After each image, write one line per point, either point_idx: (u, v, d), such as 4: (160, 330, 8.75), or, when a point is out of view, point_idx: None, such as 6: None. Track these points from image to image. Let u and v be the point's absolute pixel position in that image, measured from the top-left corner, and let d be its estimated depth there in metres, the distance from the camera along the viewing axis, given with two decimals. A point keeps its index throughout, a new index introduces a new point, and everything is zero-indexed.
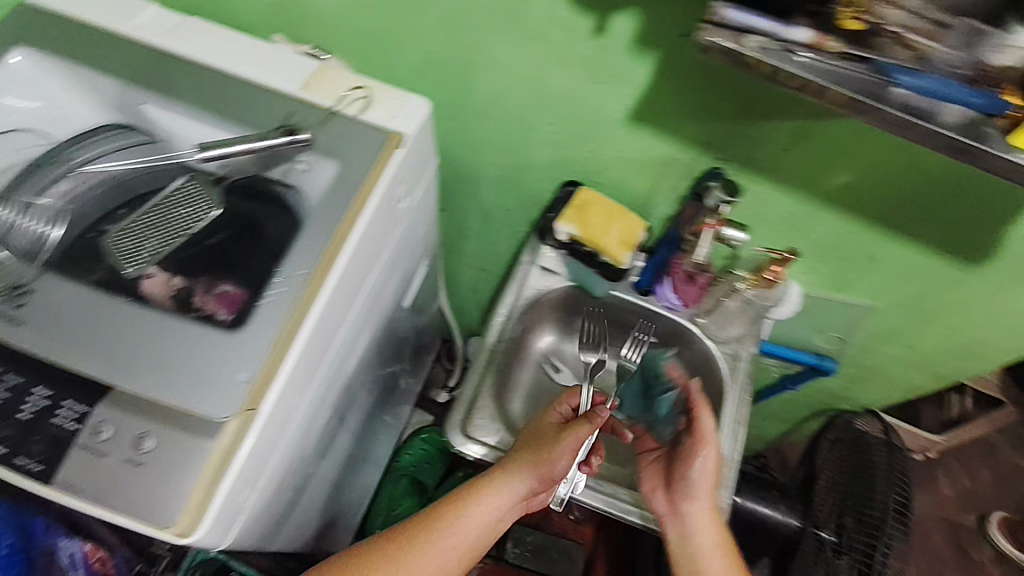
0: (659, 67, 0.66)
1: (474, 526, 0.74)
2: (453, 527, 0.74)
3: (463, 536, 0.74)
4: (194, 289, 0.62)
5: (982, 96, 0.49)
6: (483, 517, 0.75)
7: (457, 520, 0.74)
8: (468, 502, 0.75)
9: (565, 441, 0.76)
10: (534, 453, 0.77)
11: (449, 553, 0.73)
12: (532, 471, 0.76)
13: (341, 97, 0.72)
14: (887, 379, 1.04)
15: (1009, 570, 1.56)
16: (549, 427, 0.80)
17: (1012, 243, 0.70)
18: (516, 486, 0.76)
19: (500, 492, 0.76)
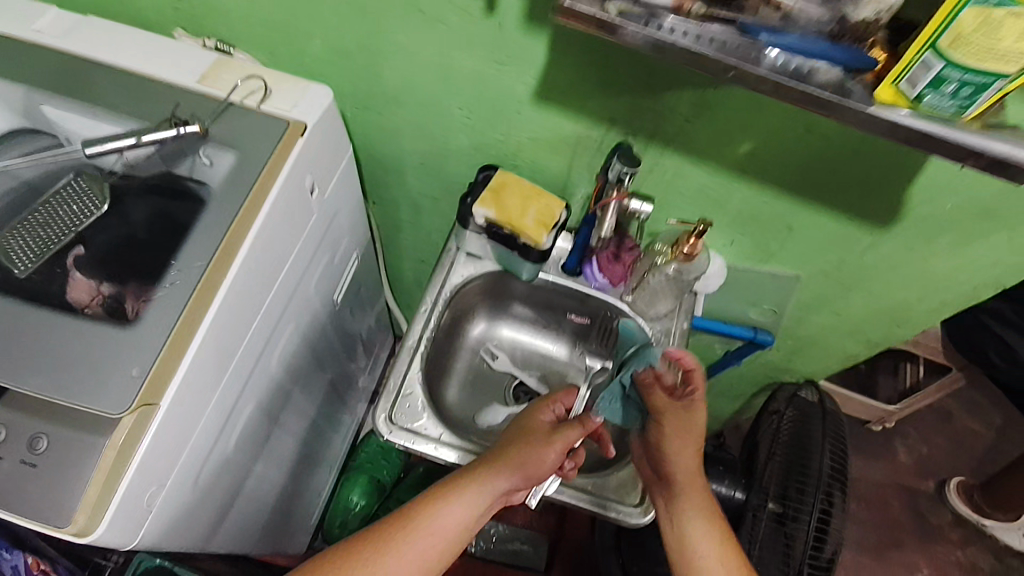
0: (552, 42, 0.66)
1: (446, 531, 0.71)
2: (428, 529, 0.70)
3: (434, 542, 0.70)
4: (125, 296, 0.61)
5: (846, 51, 0.49)
6: (462, 518, 0.71)
7: (433, 522, 0.71)
8: (446, 504, 0.71)
9: (556, 442, 0.74)
10: (520, 451, 0.74)
11: (425, 559, 0.70)
12: (518, 469, 0.73)
13: (239, 86, 0.72)
14: (823, 348, 1.05)
15: (968, 532, 1.59)
16: (539, 425, 0.78)
17: (915, 204, 0.71)
18: (498, 484, 0.72)
19: (481, 492, 0.72)
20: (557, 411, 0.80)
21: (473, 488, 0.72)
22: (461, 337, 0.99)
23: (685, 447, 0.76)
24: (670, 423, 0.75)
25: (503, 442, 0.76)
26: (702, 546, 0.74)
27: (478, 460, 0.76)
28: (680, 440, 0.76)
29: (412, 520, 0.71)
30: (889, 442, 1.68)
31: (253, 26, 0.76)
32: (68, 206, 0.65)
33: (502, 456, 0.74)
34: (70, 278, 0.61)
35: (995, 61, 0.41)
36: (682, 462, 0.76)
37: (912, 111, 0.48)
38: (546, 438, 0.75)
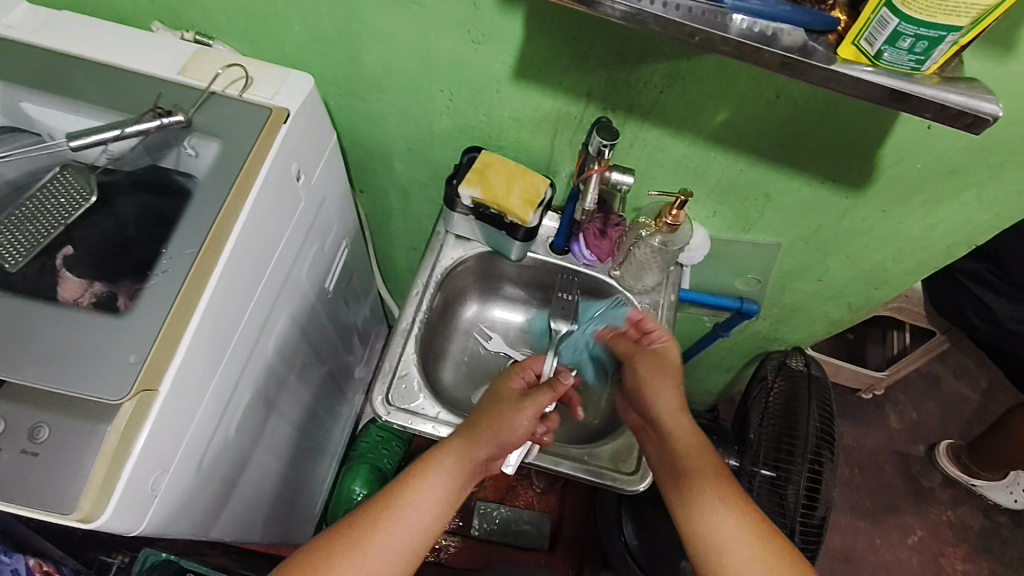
0: (527, 20, 0.67)
1: (432, 498, 0.73)
2: (416, 500, 0.73)
3: (421, 509, 0.72)
4: (118, 294, 0.61)
5: (808, 13, 0.51)
6: (441, 491, 0.74)
7: (418, 493, 0.73)
8: (426, 476, 0.74)
9: (528, 407, 0.77)
10: (494, 416, 0.77)
11: (417, 526, 0.72)
12: (495, 435, 0.76)
13: (219, 75, 0.73)
14: (809, 315, 1.07)
15: (958, 493, 1.63)
16: (509, 391, 0.81)
17: (887, 165, 0.73)
18: (477, 452, 0.75)
19: (461, 460, 0.75)
20: (526, 376, 0.83)
21: (451, 459, 0.75)
22: (454, 319, 1.00)
23: (667, 393, 0.82)
24: (647, 364, 0.84)
25: (476, 413, 0.79)
26: (712, 506, 0.73)
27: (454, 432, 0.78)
28: (660, 382, 0.82)
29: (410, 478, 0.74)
30: (880, 409, 1.71)
31: (231, 15, 0.76)
32: (56, 200, 0.66)
33: (478, 425, 0.76)
34: (61, 277, 0.62)
35: (945, 16, 0.43)
36: (670, 407, 0.80)
37: (873, 67, 0.50)
38: (520, 402, 0.78)
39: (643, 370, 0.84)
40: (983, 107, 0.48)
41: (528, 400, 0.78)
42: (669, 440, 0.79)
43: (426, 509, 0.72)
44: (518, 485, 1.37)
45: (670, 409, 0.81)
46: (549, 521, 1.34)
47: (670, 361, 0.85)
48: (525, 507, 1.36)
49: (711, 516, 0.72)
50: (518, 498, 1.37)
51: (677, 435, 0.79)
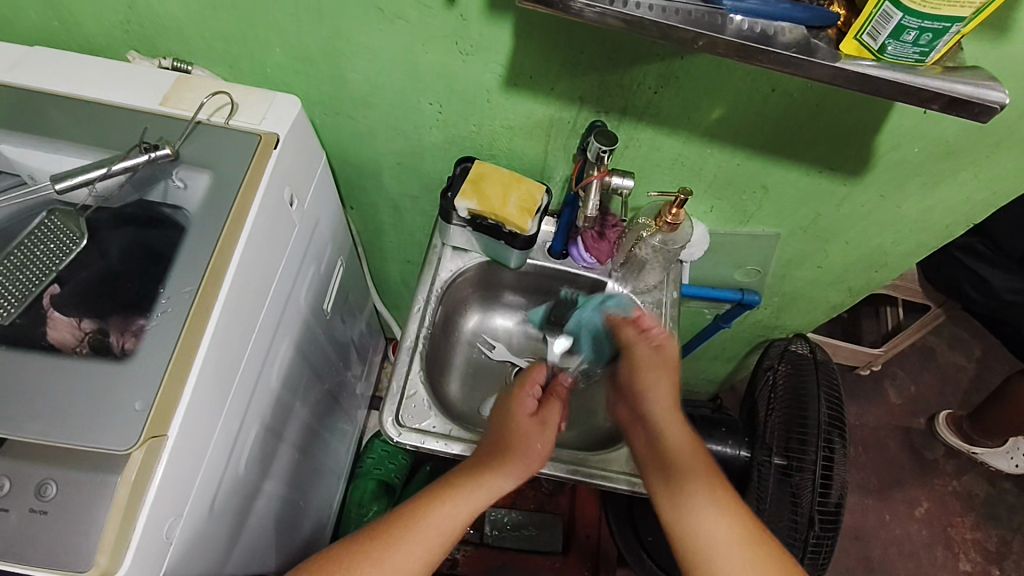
0: (515, 28, 0.66)
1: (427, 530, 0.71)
2: (427, 527, 0.71)
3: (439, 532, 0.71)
4: (108, 332, 0.60)
5: (806, 10, 0.51)
6: (464, 520, 0.73)
7: (420, 532, 0.70)
8: (437, 502, 0.72)
9: (550, 432, 0.78)
10: (525, 438, 0.76)
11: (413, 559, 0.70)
12: (527, 465, 0.75)
13: (204, 103, 0.71)
14: (809, 301, 1.07)
15: (961, 463, 1.65)
16: (523, 414, 0.79)
17: (883, 151, 0.73)
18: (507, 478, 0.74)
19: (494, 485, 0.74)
20: (534, 391, 0.82)
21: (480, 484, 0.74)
22: (456, 331, 0.99)
23: (662, 388, 0.79)
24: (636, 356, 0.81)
25: (499, 439, 0.76)
26: (712, 514, 0.71)
27: (479, 459, 0.76)
28: (655, 377, 0.79)
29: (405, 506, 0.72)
30: (878, 385, 1.73)
31: (209, 39, 0.75)
32: (45, 245, 0.63)
33: (508, 458, 0.74)
34: (50, 318, 0.60)
35: (950, 7, 0.43)
36: (664, 405, 0.77)
37: (876, 62, 0.50)
38: (540, 428, 0.78)
39: (640, 361, 0.80)
40: (989, 96, 0.48)
41: (547, 419, 0.79)
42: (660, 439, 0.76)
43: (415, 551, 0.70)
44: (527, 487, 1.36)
45: (664, 407, 0.78)
46: (561, 523, 1.32)
47: (669, 354, 0.81)
48: (535, 510, 1.34)
49: (708, 517, 0.71)
50: (528, 500, 1.36)
51: (673, 439, 0.76)
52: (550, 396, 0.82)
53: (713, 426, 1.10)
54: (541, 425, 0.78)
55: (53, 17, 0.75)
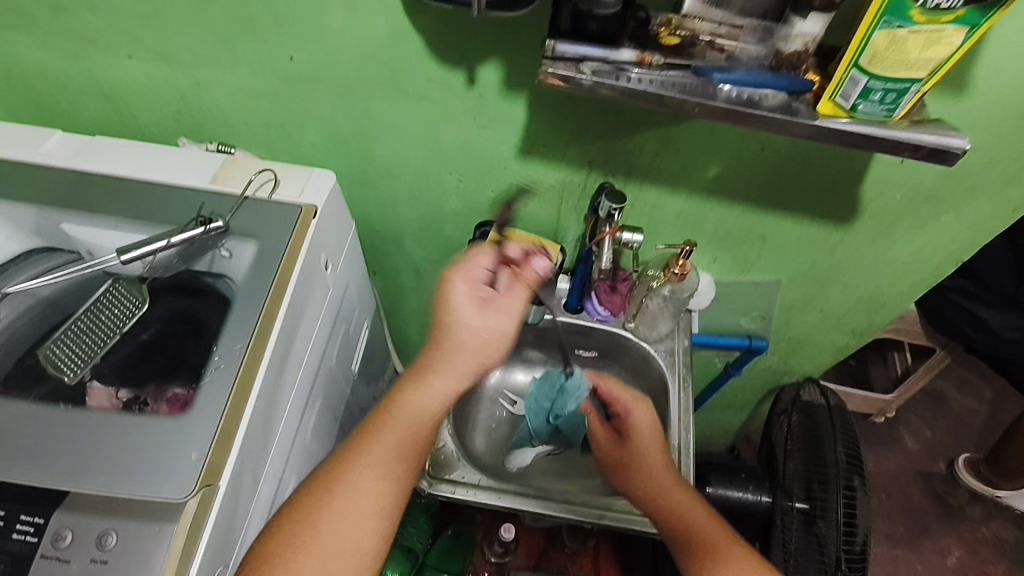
0: (528, 103, 0.74)
1: (366, 521, 0.63)
2: (367, 481, 0.64)
3: (375, 508, 0.63)
4: (145, 398, 0.64)
5: (787, 79, 0.58)
6: (406, 442, 0.67)
7: (364, 478, 0.64)
8: (384, 433, 0.67)
9: (504, 318, 0.69)
10: (479, 344, 0.68)
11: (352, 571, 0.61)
12: (468, 371, 0.68)
13: (251, 181, 0.79)
14: (816, 346, 1.12)
15: (987, 508, 1.64)
16: (465, 306, 0.68)
17: (869, 199, 0.79)
18: (433, 396, 0.68)
19: (422, 417, 0.68)
20: (480, 273, 0.70)
21: (407, 432, 0.67)
22: (479, 388, 1.03)
23: (654, 459, 0.78)
24: (615, 445, 0.82)
25: (432, 345, 0.69)
26: None
27: (417, 371, 0.69)
28: (646, 454, 0.78)
29: (340, 483, 0.63)
30: (893, 431, 1.74)
31: (252, 124, 0.84)
32: (111, 311, 0.70)
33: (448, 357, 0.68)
34: (89, 389, 0.64)
35: (908, 70, 0.51)
36: (660, 474, 0.76)
37: (850, 118, 0.57)
38: (492, 314, 0.68)
39: (612, 446, 0.83)
40: (952, 143, 0.55)
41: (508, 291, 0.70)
42: (662, 511, 0.73)
43: (370, 545, 0.63)
44: (551, 550, 1.33)
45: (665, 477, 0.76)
46: None
47: (645, 427, 0.81)
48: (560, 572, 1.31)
49: None
50: (553, 563, 1.31)
51: (680, 513, 0.72)
52: (510, 279, 0.71)
53: (731, 472, 1.14)
54: (493, 310, 0.69)
55: (114, 109, 0.84)
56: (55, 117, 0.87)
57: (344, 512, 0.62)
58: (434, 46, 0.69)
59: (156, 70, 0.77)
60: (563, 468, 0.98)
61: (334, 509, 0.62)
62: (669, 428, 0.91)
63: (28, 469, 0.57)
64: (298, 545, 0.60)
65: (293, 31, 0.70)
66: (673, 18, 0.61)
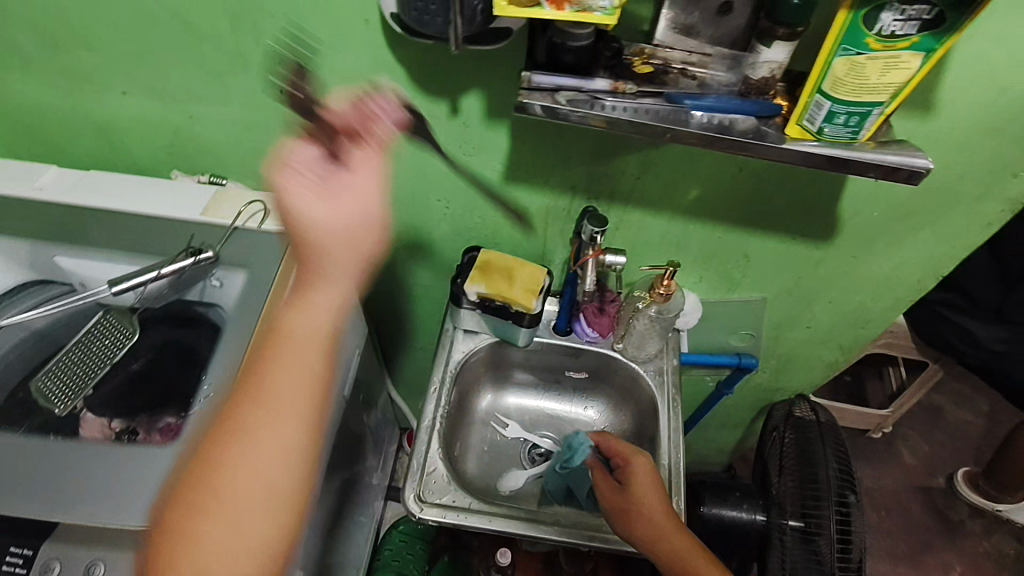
0: (510, 130, 0.76)
1: (270, 478, 0.53)
2: (261, 431, 0.53)
3: (274, 461, 0.53)
4: (137, 430, 0.65)
5: (757, 104, 0.60)
6: (307, 371, 0.56)
7: (260, 427, 0.53)
8: (272, 364, 0.55)
9: (350, 204, 0.57)
10: (340, 241, 0.57)
11: (256, 544, 0.52)
12: (354, 275, 0.59)
13: (241, 211, 0.80)
14: (806, 362, 1.12)
15: (988, 522, 1.63)
16: (298, 207, 0.56)
17: (847, 217, 0.81)
18: (318, 316, 0.57)
19: (310, 343, 0.56)
20: (308, 172, 0.56)
21: (303, 369, 0.56)
22: (471, 411, 1.03)
23: (663, 512, 0.78)
24: (620, 495, 0.80)
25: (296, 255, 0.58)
26: None
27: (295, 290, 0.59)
28: (656, 507, 0.78)
29: (236, 438, 0.53)
30: (891, 446, 1.74)
31: (243, 156, 0.86)
32: (102, 341, 0.71)
33: (314, 259, 0.57)
34: (82, 419, 0.66)
35: (868, 94, 0.53)
36: (672, 528, 0.76)
37: (817, 141, 0.59)
38: (333, 204, 0.56)
39: (620, 498, 0.80)
40: (916, 162, 0.57)
41: (355, 164, 0.59)
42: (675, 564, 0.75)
43: (279, 503, 0.53)
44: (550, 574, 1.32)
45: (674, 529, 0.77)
46: None
47: (651, 477, 0.81)
48: None
49: None
50: None
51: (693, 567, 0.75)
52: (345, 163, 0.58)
53: (725, 490, 1.14)
54: (330, 199, 0.56)
55: (108, 144, 0.86)
56: (50, 152, 0.89)
57: (239, 476, 0.52)
58: (416, 78, 0.71)
59: (149, 105, 0.80)
60: None
61: (228, 469, 0.52)
62: (659, 447, 0.91)
63: (19, 502, 0.58)
64: (201, 512, 0.51)
65: None
66: (646, 47, 0.63)
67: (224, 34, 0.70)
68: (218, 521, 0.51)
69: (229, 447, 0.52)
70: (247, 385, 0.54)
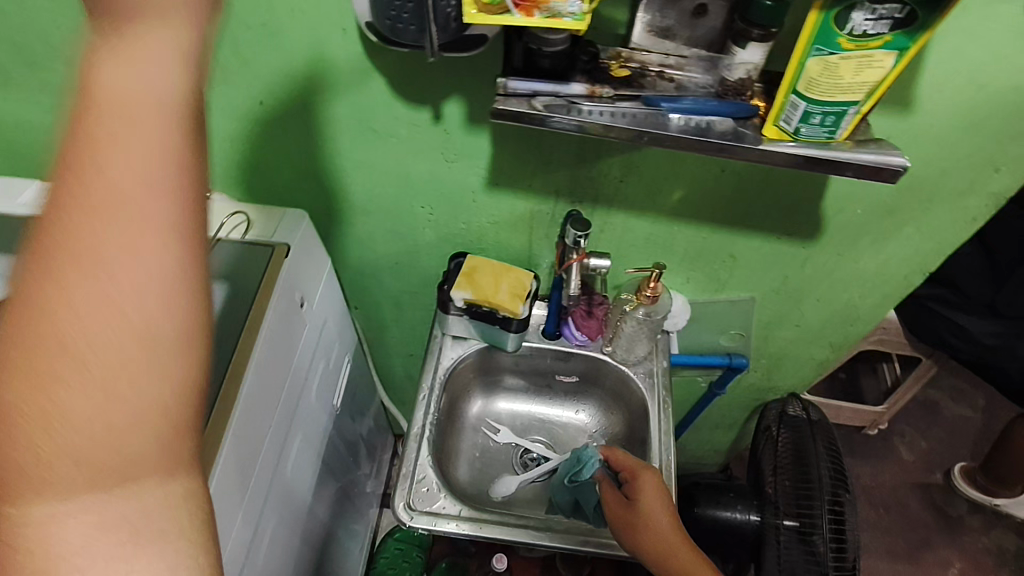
0: (492, 136, 0.76)
1: (143, 330, 0.30)
2: (111, 253, 0.29)
3: (165, 301, 0.31)
4: None
5: (733, 105, 0.60)
6: (160, 154, 0.30)
7: (109, 234, 0.29)
8: (93, 142, 0.29)
9: None
10: None
11: (164, 408, 0.31)
12: None
13: (223, 224, 0.84)
14: (797, 360, 1.12)
15: (986, 517, 1.62)
16: None
17: (831, 215, 0.81)
18: (156, 66, 0.30)
19: (147, 103, 0.30)
20: None
21: (143, 142, 0.30)
22: (461, 417, 1.03)
23: (670, 529, 0.78)
24: (628, 511, 0.80)
25: None
26: None
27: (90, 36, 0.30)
28: (663, 525, 0.78)
29: (82, 258, 0.29)
30: (887, 443, 1.73)
31: (225, 167, 0.85)
32: None
33: None
34: None
35: (842, 94, 0.53)
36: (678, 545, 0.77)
37: (794, 142, 0.59)
38: None
39: (627, 514, 0.80)
40: (893, 161, 0.57)
41: None
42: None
43: (158, 372, 0.31)
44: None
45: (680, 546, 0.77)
46: None
47: (659, 494, 0.80)
48: None
49: None
50: None
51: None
52: None
53: (719, 492, 1.14)
54: None
55: None
56: (31, 168, 0.88)
57: (89, 320, 0.29)
58: (396, 85, 0.71)
59: None
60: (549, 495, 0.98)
61: (67, 312, 0.29)
62: (650, 449, 0.91)
63: None
64: (54, 382, 0.28)
65: (260, 77, 0.72)
66: (622, 51, 0.63)
67: None
68: (55, 390, 0.29)
69: (70, 258, 0.29)
70: (93, 160, 0.29)
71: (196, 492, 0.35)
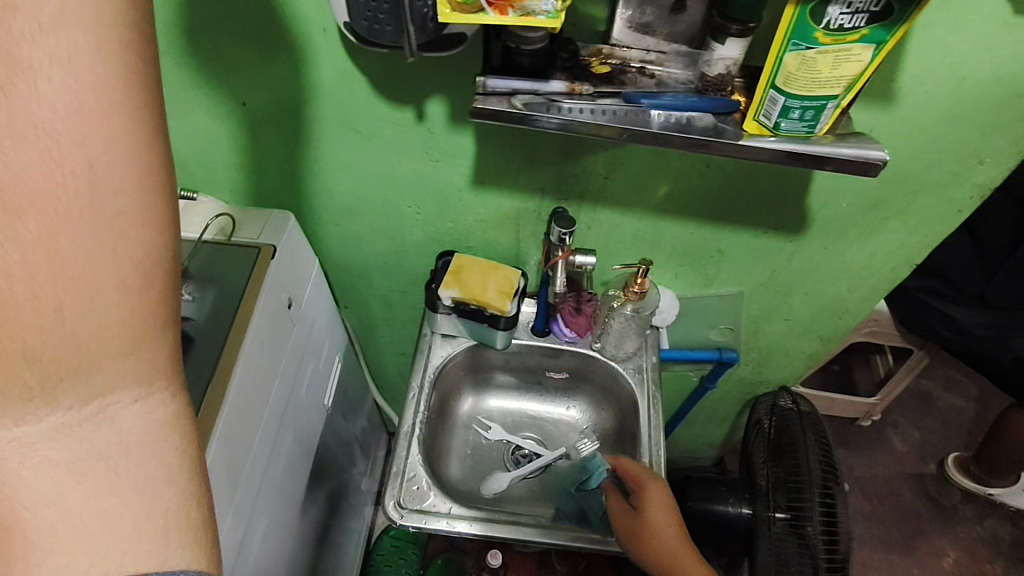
0: (476, 134, 0.76)
1: (81, 104, 0.31)
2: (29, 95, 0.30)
3: (92, 65, 0.32)
4: None
5: (713, 101, 0.60)
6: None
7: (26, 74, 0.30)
8: None
9: None
10: None
11: (123, 262, 0.35)
12: None
13: (208, 225, 0.83)
14: (787, 354, 1.12)
15: (980, 506, 1.63)
16: None
17: (816, 209, 0.81)
18: None
19: None
20: None
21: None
22: (453, 415, 1.03)
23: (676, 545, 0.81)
24: (637, 528, 0.81)
25: None
26: None
27: None
28: (668, 541, 0.80)
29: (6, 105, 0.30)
30: (881, 434, 1.74)
31: (210, 169, 0.85)
32: None
33: None
34: None
35: (820, 89, 0.53)
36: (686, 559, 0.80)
37: (774, 137, 0.59)
38: None
39: (639, 533, 0.81)
40: (872, 155, 0.58)
41: None
42: None
43: (104, 146, 0.33)
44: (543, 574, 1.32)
45: (686, 559, 0.80)
46: None
47: (669, 510, 0.81)
48: None
49: None
50: None
51: None
52: None
53: (711, 486, 1.15)
54: None
55: None
56: None
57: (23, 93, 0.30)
58: (378, 86, 0.71)
59: None
60: (540, 492, 0.99)
61: (17, 87, 0.30)
62: (640, 444, 0.92)
63: None
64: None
65: (241, 78, 0.72)
66: (603, 48, 0.63)
67: (181, 48, 0.69)
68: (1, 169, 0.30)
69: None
70: None
71: (158, 300, 0.38)
